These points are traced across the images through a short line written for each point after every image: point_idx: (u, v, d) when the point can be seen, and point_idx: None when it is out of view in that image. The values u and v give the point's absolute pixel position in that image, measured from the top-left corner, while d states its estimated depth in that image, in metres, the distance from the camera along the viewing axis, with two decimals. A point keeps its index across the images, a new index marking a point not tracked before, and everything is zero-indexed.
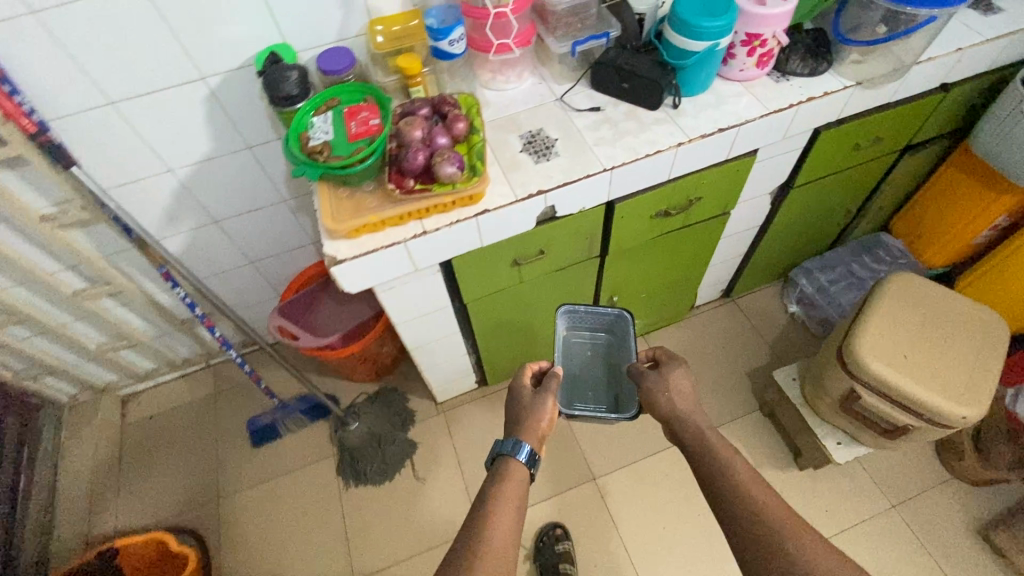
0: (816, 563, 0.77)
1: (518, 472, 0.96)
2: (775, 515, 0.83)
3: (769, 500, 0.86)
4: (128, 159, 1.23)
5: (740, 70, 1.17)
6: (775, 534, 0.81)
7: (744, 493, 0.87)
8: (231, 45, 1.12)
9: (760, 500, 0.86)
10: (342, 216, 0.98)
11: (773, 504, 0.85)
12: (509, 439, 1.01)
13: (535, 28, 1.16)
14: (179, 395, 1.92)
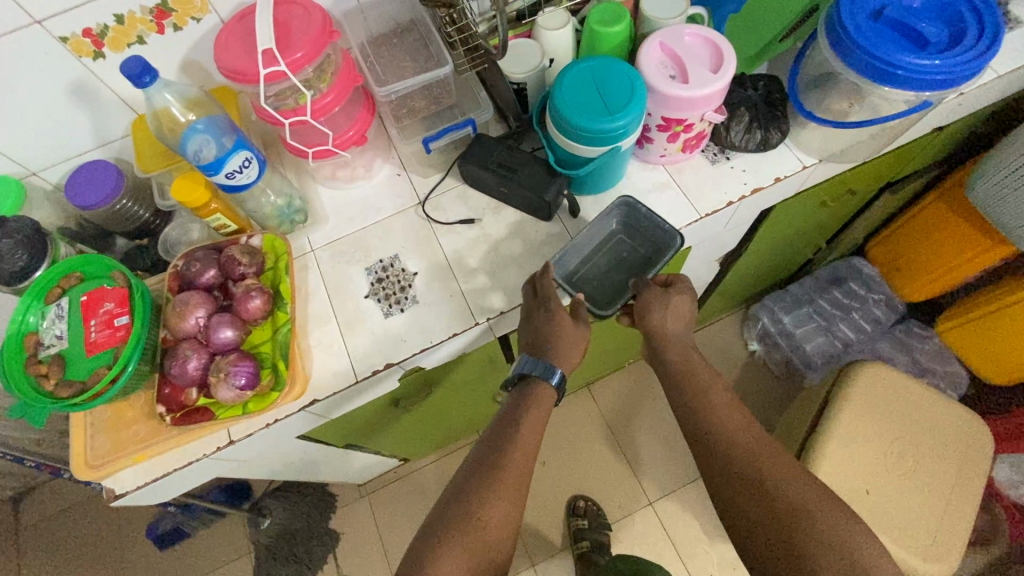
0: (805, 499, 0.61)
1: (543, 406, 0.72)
2: (780, 477, 0.63)
3: (768, 457, 0.65)
4: None
5: (661, 155, 0.84)
6: (785, 502, 0.61)
7: (739, 454, 0.65)
8: None
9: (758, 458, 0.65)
10: (101, 458, 0.71)
11: (773, 463, 0.64)
12: (542, 361, 0.73)
13: (371, 116, 0.82)
14: (75, 492, 1.72)
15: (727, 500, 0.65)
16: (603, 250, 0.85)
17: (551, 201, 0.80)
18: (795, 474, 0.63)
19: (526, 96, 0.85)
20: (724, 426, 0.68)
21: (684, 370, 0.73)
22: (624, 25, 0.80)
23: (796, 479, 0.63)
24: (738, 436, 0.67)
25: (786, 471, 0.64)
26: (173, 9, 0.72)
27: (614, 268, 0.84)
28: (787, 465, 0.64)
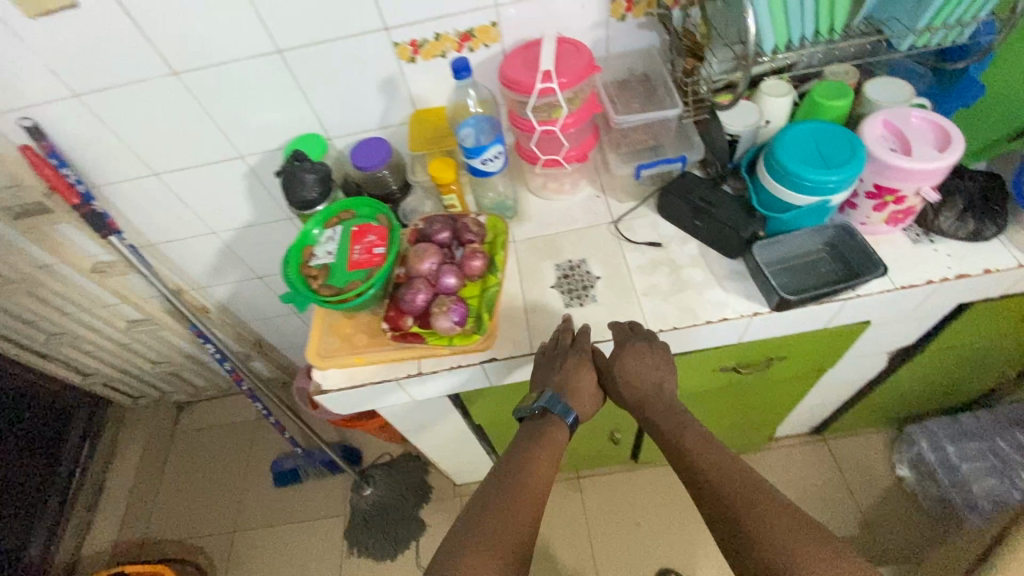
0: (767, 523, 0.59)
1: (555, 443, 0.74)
2: (769, 524, 0.59)
3: (758, 501, 0.61)
4: (172, 222, 1.24)
5: (861, 223, 0.87)
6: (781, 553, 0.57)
7: (732, 501, 0.62)
8: (268, 130, 1.06)
9: (744, 503, 0.62)
10: (329, 351, 0.88)
11: (762, 506, 0.61)
12: (560, 401, 0.77)
13: (595, 142, 0.96)
14: (226, 416, 1.99)
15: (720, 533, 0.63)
16: (807, 256, 0.88)
17: (745, 239, 0.87)
18: (790, 518, 0.59)
19: (735, 148, 0.94)
20: (710, 472, 0.67)
21: (673, 424, 0.74)
22: (848, 99, 0.87)
23: (794, 523, 0.58)
24: (727, 482, 0.65)
25: (783, 514, 0.59)
26: (474, 35, 0.94)
27: (807, 274, 0.87)
28: (779, 505, 0.60)
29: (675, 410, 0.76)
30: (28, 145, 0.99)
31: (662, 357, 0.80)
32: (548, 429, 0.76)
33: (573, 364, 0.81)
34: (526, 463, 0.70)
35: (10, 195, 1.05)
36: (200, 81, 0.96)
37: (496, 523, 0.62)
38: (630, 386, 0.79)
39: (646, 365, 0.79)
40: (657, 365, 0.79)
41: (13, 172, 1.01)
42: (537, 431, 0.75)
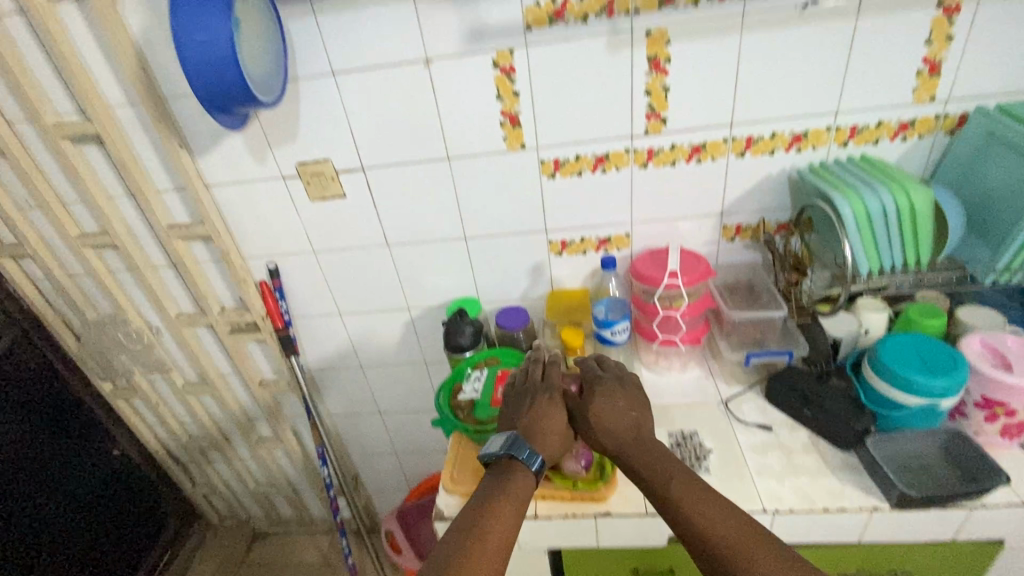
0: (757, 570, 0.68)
1: (523, 481, 0.81)
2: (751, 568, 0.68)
3: (739, 541, 0.71)
4: (333, 353, 1.50)
5: (975, 433, 0.92)
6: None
7: (720, 547, 0.71)
8: (437, 290, 1.34)
9: (727, 547, 0.71)
10: (460, 479, 0.96)
11: (743, 548, 0.70)
12: (523, 442, 0.85)
13: (708, 329, 1.13)
14: (295, 553, 1.98)
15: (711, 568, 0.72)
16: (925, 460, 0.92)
17: (858, 431, 0.93)
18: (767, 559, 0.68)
19: (838, 349, 1.06)
20: (702, 525, 0.74)
21: (651, 470, 0.81)
22: (942, 319, 0.99)
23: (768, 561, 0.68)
24: (710, 528, 0.73)
25: (761, 551, 0.69)
26: (612, 239, 1.22)
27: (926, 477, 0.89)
28: (757, 544, 0.70)
29: (648, 454, 0.83)
30: (266, 281, 1.33)
31: (631, 402, 0.90)
32: (513, 466, 0.83)
33: (538, 407, 0.91)
34: (505, 508, 0.76)
35: (236, 316, 1.36)
36: (401, 252, 1.29)
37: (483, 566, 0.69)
38: (604, 437, 0.87)
39: (610, 409, 0.88)
40: (623, 409, 0.89)
41: (247, 298, 1.33)
42: (505, 472, 0.82)
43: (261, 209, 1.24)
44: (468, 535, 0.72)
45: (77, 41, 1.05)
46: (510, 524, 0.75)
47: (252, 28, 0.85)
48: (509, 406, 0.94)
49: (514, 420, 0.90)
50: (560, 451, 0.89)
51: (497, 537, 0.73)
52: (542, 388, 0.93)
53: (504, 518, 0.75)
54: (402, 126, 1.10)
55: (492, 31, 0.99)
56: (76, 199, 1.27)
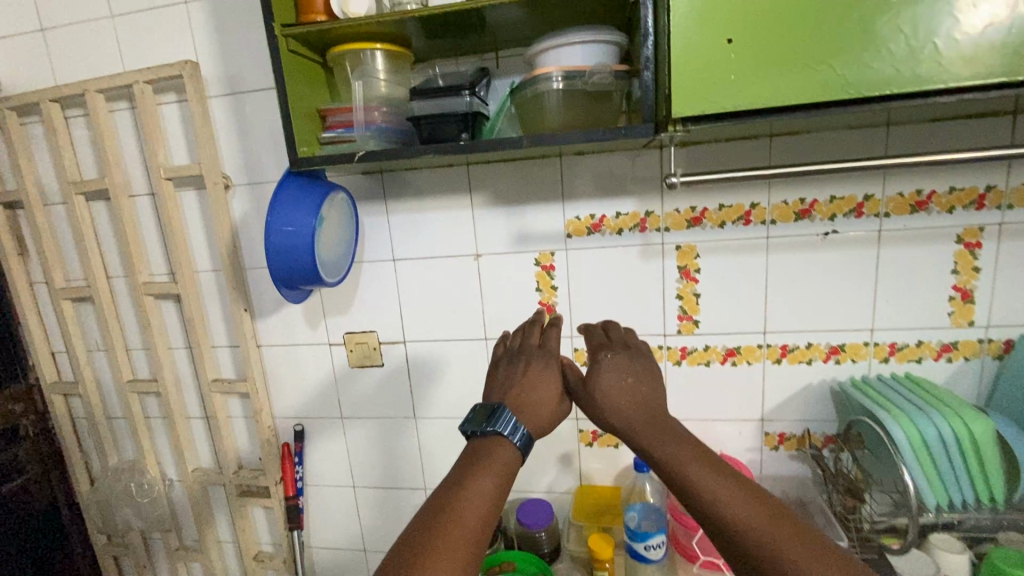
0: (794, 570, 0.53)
1: (503, 462, 0.70)
2: (782, 558, 0.54)
3: (767, 526, 0.57)
4: (339, 531, 1.39)
5: None
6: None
7: (746, 534, 0.57)
8: None
9: (754, 530, 0.57)
10: None
11: (771, 537, 0.56)
12: (508, 415, 0.74)
13: None
14: None
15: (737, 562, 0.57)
16: None
17: None
18: (803, 548, 0.54)
19: None
20: (728, 515, 0.59)
21: (659, 447, 0.67)
22: None
23: (804, 552, 0.54)
24: (734, 512, 0.58)
25: (793, 540, 0.55)
26: None
27: None
28: (787, 528, 0.56)
29: (658, 425, 0.70)
30: (288, 443, 1.32)
31: (638, 376, 0.76)
32: (495, 446, 0.71)
33: (530, 378, 0.80)
34: (476, 505, 0.64)
35: (250, 477, 1.32)
36: (428, 426, 1.27)
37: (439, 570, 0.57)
38: (609, 414, 0.73)
39: (616, 380, 0.75)
40: (626, 383, 0.75)
41: (265, 459, 1.30)
42: (480, 456, 0.70)
43: (302, 370, 1.29)
44: (429, 533, 0.61)
45: (187, 219, 1.24)
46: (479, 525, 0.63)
47: (333, 226, 0.97)
48: (499, 375, 0.82)
49: (500, 393, 0.79)
50: (547, 428, 0.77)
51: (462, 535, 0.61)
52: (536, 361, 0.82)
53: (472, 516, 0.63)
54: (447, 307, 1.18)
55: (536, 235, 1.11)
56: (140, 346, 1.37)
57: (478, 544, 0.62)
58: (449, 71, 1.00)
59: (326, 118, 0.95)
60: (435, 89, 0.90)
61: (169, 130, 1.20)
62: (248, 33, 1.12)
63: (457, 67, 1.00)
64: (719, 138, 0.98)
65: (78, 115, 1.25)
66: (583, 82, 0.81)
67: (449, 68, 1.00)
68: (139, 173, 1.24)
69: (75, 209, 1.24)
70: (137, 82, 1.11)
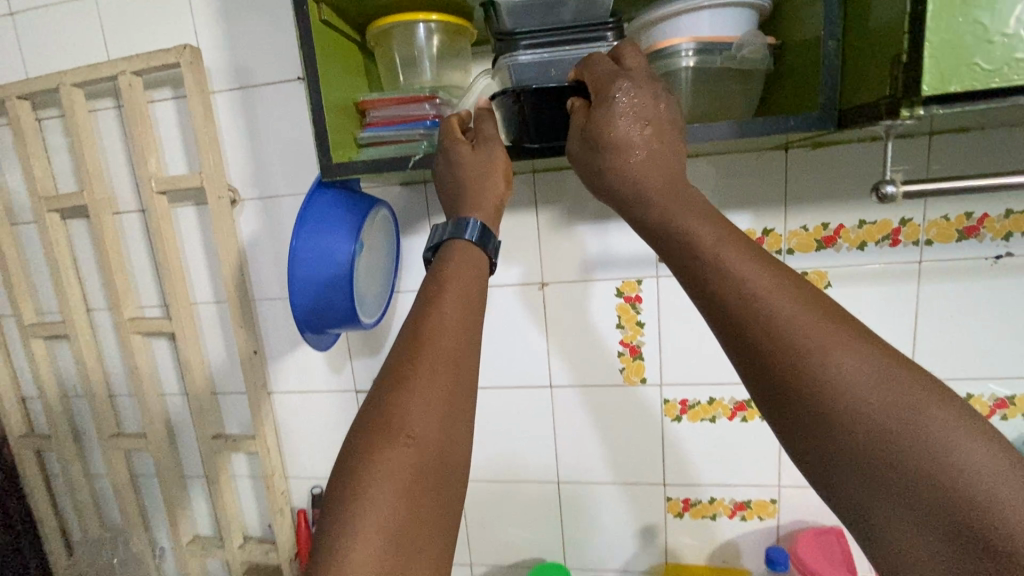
0: (834, 376, 0.40)
1: (467, 264, 0.56)
2: (823, 366, 0.41)
3: (813, 320, 0.43)
4: None
5: None
6: (849, 402, 0.40)
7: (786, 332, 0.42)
8: (516, 547, 1.04)
9: (795, 334, 0.42)
10: None
11: (829, 337, 0.42)
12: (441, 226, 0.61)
13: None
14: None
15: (768, 369, 0.43)
16: None
17: None
18: (859, 348, 0.41)
19: None
20: (770, 313, 0.43)
21: (676, 231, 0.50)
22: None
23: (867, 356, 0.41)
24: (776, 307, 0.43)
25: (845, 338, 0.42)
26: (751, 505, 0.94)
27: None
28: (852, 341, 0.41)
29: (671, 202, 0.51)
30: (304, 510, 1.10)
31: (660, 133, 0.54)
32: (459, 257, 0.57)
33: (473, 153, 0.63)
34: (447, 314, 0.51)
35: (259, 550, 1.10)
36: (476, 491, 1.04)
37: (421, 404, 0.46)
38: (617, 181, 0.54)
39: (616, 126, 0.54)
40: (642, 135, 0.54)
41: (277, 533, 1.07)
42: (442, 268, 0.55)
43: (323, 422, 1.07)
44: (401, 373, 0.47)
45: (184, 241, 1.02)
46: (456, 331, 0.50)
47: (373, 255, 0.76)
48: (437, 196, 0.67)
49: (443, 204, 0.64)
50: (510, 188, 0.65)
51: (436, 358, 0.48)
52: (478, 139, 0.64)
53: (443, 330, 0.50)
54: (503, 349, 0.96)
55: (619, 258, 0.89)
56: (127, 392, 1.15)
57: (457, 370, 0.49)
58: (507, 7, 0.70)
59: (366, 113, 0.73)
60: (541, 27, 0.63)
61: (163, 134, 0.99)
62: (261, 13, 0.91)
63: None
64: (870, 138, 0.76)
65: (54, 117, 1.04)
66: (723, 57, 0.60)
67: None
68: (126, 185, 1.03)
69: (48, 231, 1.02)
70: (124, 73, 0.90)
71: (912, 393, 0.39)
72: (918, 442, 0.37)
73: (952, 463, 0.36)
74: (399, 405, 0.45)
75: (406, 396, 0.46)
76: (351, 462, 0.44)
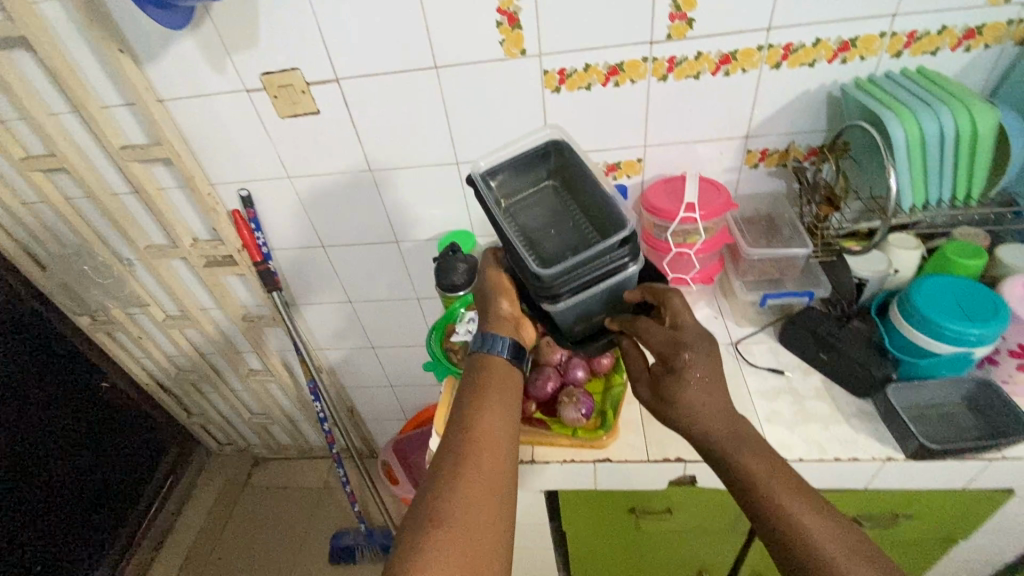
0: (815, 539, 0.61)
1: (500, 371, 0.77)
2: (807, 533, 0.62)
3: (802, 503, 0.64)
4: (320, 286, 1.43)
5: (1004, 382, 0.85)
6: (826, 560, 0.60)
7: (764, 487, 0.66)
8: (429, 222, 1.24)
9: (791, 509, 0.64)
10: None
11: (809, 513, 0.63)
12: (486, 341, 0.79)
13: (731, 235, 1.02)
14: (297, 477, 2.04)
15: (769, 533, 0.64)
16: (943, 406, 0.86)
17: (878, 379, 0.87)
18: (843, 538, 0.61)
19: (863, 291, 0.98)
20: (773, 495, 0.65)
21: (707, 433, 0.69)
22: (982, 261, 0.90)
23: (836, 528, 0.62)
24: (778, 493, 0.65)
25: (824, 519, 0.63)
26: (621, 166, 1.09)
27: (957, 428, 0.83)
28: (826, 516, 0.63)
29: (708, 411, 0.69)
30: (239, 210, 1.25)
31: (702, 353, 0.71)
32: (496, 374, 0.77)
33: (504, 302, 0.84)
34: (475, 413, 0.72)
35: (211, 246, 1.29)
36: (387, 177, 1.17)
37: (478, 497, 0.63)
38: (669, 399, 0.71)
39: (673, 347, 0.71)
40: (684, 357, 0.70)
41: (221, 229, 1.24)
42: (480, 381, 0.76)
43: (228, 130, 1.11)
44: (458, 467, 0.65)
45: None
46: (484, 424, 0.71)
47: None
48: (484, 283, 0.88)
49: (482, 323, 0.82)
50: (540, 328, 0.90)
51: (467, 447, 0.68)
52: (501, 293, 0.84)
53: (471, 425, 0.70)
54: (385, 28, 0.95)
55: None
56: (18, 117, 1.13)
57: (504, 463, 0.67)
58: (531, 209, 0.89)
59: None
60: (580, 272, 0.76)
61: None
62: None
63: (525, 197, 0.90)
64: None
65: None
66: None
67: (522, 205, 0.89)
68: None
69: None
70: None
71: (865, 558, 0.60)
72: None
73: None
74: (461, 482, 0.64)
75: (464, 484, 0.64)
76: (422, 520, 0.61)
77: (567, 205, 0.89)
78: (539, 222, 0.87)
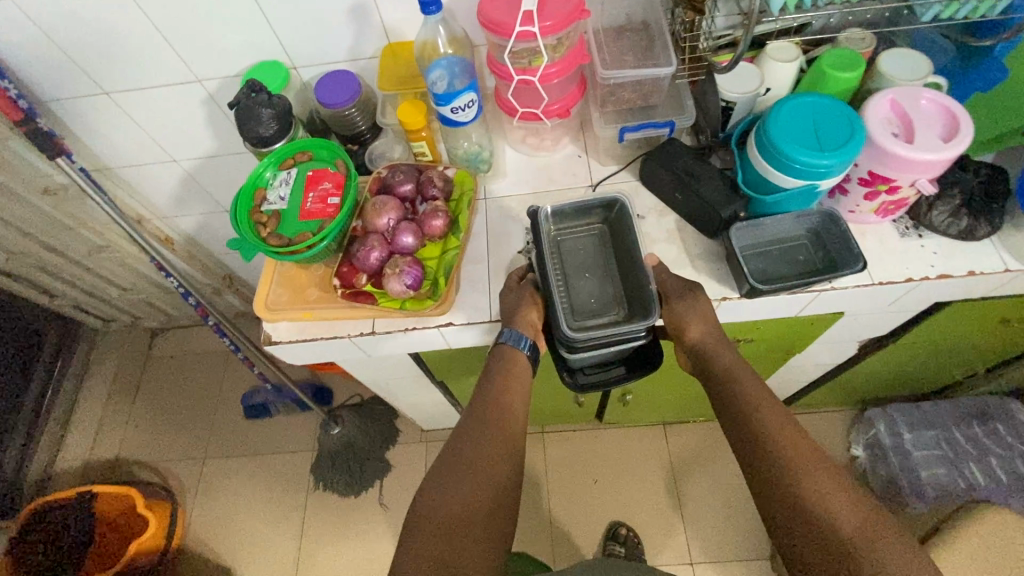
0: (771, 434, 0.70)
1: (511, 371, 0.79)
2: (769, 433, 0.70)
3: (773, 411, 0.72)
4: (131, 146, 1.17)
5: (849, 211, 0.82)
6: (781, 454, 0.68)
7: (774, 454, 0.68)
8: (232, 53, 0.97)
9: (763, 413, 0.72)
10: (279, 304, 0.84)
11: (776, 419, 0.71)
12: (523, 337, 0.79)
13: (588, 54, 0.82)
14: (199, 344, 1.98)
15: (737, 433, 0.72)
16: (785, 241, 0.83)
17: (726, 220, 0.82)
18: (802, 442, 0.69)
19: (729, 117, 0.87)
20: (747, 401, 0.73)
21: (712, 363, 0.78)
22: (857, 74, 0.80)
23: (795, 435, 0.69)
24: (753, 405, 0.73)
25: (788, 428, 0.70)
26: None
27: (791, 262, 0.81)
28: (790, 430, 0.70)
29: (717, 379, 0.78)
30: None
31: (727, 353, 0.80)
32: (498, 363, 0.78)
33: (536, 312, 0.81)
34: (479, 431, 0.75)
35: None
36: None
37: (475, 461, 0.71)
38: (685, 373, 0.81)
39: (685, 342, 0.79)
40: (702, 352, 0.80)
41: None
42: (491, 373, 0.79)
43: None
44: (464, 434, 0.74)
45: None
46: (491, 444, 0.73)
47: None
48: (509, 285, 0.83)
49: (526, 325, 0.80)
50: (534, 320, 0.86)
51: (478, 471, 0.71)
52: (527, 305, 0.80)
53: (477, 446, 0.73)
54: None
55: None
56: None
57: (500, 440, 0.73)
58: (575, 245, 0.89)
59: None
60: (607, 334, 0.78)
61: None
62: None
63: (574, 232, 0.90)
64: None
65: None
66: None
67: (567, 242, 0.89)
68: None
69: None
70: None
71: (814, 463, 0.67)
72: (809, 484, 0.65)
73: (822, 504, 0.63)
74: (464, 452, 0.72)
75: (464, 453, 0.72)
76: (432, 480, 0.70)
77: (607, 253, 0.89)
78: (578, 263, 0.88)
